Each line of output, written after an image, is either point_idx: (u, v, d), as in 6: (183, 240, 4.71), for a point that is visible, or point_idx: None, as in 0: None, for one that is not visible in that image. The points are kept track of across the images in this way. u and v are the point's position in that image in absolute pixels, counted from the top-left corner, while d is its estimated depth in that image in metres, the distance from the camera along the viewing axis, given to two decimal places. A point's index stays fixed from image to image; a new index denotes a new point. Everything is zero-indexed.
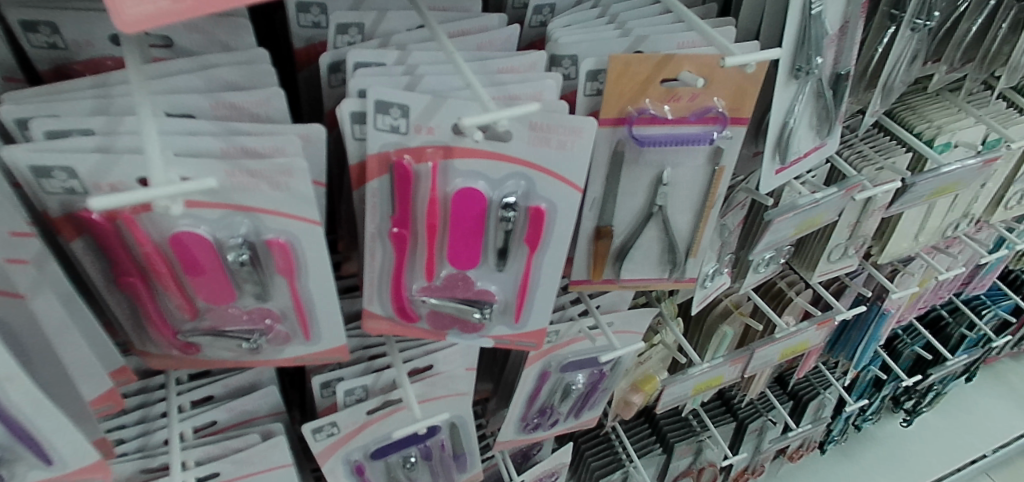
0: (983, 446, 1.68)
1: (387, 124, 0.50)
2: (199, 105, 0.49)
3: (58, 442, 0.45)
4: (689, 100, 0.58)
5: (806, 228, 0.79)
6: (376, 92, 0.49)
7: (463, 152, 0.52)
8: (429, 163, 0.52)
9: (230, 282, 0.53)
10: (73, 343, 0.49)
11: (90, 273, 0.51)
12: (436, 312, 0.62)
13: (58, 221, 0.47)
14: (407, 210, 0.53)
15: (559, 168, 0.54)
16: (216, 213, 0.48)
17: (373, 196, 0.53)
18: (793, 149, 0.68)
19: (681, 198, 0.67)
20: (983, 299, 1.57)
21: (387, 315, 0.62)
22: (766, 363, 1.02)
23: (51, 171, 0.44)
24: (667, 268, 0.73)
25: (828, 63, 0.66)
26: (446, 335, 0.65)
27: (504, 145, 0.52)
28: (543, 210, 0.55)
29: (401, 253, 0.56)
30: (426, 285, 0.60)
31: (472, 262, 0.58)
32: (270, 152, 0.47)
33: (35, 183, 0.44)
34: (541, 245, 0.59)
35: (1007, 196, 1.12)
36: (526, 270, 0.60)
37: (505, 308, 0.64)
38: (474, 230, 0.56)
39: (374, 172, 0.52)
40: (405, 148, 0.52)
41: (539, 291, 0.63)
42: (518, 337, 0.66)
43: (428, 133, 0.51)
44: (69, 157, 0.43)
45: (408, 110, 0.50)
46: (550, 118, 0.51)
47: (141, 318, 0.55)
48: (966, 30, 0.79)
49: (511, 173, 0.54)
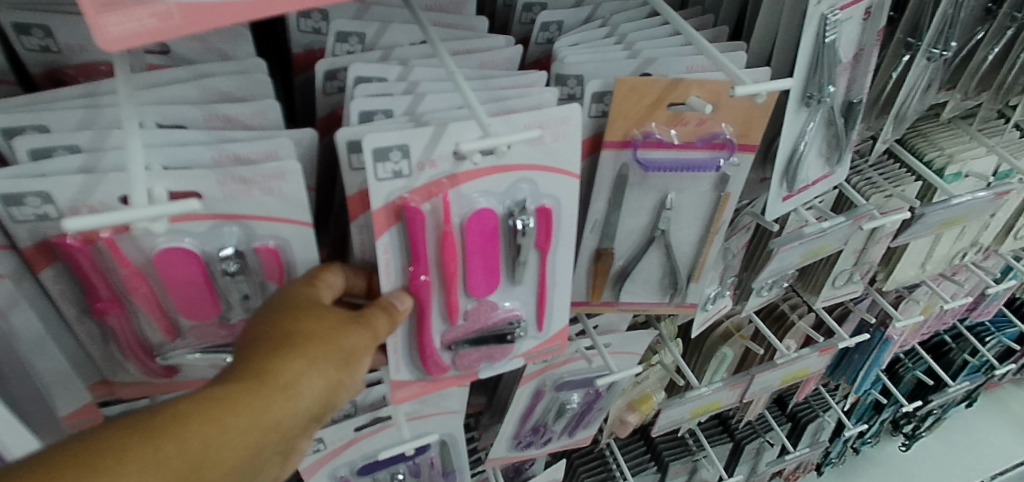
0: (981, 473, 1.66)
1: (389, 171, 0.48)
2: (192, 117, 0.48)
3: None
4: (696, 124, 0.57)
5: (811, 257, 0.76)
6: (371, 141, 0.46)
7: (468, 176, 0.51)
8: (435, 197, 0.51)
9: (215, 294, 0.51)
10: (50, 359, 0.50)
11: (63, 302, 0.49)
12: (464, 355, 0.60)
13: (29, 252, 0.45)
14: (423, 254, 0.52)
15: (561, 162, 0.53)
16: (203, 225, 0.47)
17: (385, 251, 0.52)
18: (801, 176, 0.66)
19: (684, 222, 0.65)
20: (988, 326, 1.57)
21: (415, 378, 0.61)
22: (765, 388, 0.99)
23: (24, 197, 0.42)
24: (668, 293, 0.72)
25: (841, 91, 0.64)
26: (478, 373, 0.63)
27: (505, 156, 0.51)
28: (548, 208, 0.54)
29: (425, 304, 0.54)
30: (449, 328, 0.59)
31: (492, 285, 0.57)
32: (263, 158, 0.47)
33: (5, 212, 0.43)
34: (553, 246, 0.58)
35: (1018, 226, 1.10)
36: (542, 273, 0.59)
37: (527, 321, 0.62)
38: (488, 250, 0.55)
39: (383, 226, 0.50)
40: (409, 189, 0.50)
41: (558, 291, 0.62)
42: (544, 345, 0.65)
43: (431, 167, 0.49)
44: (48, 181, 0.42)
45: (408, 150, 0.48)
46: (541, 113, 0.50)
47: (113, 349, 0.53)
48: (983, 57, 0.77)
49: (514, 180, 0.53)
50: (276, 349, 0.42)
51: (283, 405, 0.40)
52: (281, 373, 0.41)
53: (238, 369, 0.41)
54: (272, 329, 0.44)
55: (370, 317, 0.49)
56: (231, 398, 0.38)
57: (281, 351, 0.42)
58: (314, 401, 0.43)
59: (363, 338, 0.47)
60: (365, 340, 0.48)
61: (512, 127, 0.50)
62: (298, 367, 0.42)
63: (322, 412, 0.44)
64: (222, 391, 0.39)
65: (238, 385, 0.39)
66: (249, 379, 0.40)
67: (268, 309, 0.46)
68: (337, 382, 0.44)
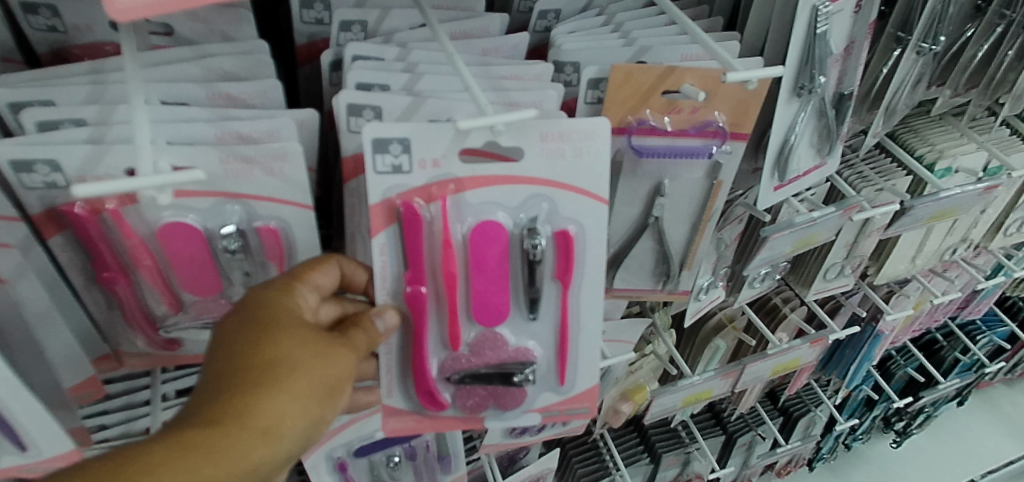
0: (970, 471, 1.69)
1: (388, 164, 0.50)
2: (196, 95, 0.49)
3: (23, 417, 0.46)
4: (689, 112, 0.58)
5: (801, 247, 0.75)
6: (374, 132, 0.48)
7: (473, 183, 0.52)
8: (437, 200, 0.52)
9: (217, 270, 0.52)
10: (56, 331, 0.51)
11: (70, 269, 0.50)
12: (464, 390, 0.62)
13: (39, 218, 0.46)
14: (420, 265, 0.54)
15: (580, 181, 0.54)
16: (206, 202, 0.48)
17: (381, 252, 0.53)
18: (791, 167, 0.68)
19: (677, 211, 0.66)
20: (979, 325, 1.60)
21: (410, 408, 0.62)
22: (757, 379, 0.99)
23: (33, 164, 0.44)
24: (660, 280, 0.73)
25: (832, 82, 0.65)
26: (483, 421, 0.64)
27: (519, 166, 0.52)
28: (569, 232, 0.55)
29: (419, 316, 0.56)
30: (451, 355, 0.60)
31: (501, 315, 0.59)
32: (265, 138, 0.48)
33: (15, 178, 0.44)
34: (575, 281, 0.59)
35: (1007, 223, 1.11)
36: (565, 311, 0.60)
37: (547, 368, 0.63)
38: (497, 268, 0.56)
39: (381, 225, 0.52)
40: (414, 190, 0.52)
41: (582, 341, 0.62)
42: (566, 404, 0.65)
43: (431, 166, 0.51)
44: (57, 149, 0.43)
45: (408, 145, 0.50)
46: (561, 124, 0.51)
47: (117, 319, 0.54)
48: (972, 55, 0.79)
49: (530, 196, 0.54)
50: (264, 381, 0.42)
51: (268, 445, 0.41)
52: (265, 408, 0.41)
53: (219, 401, 0.40)
54: (253, 353, 0.43)
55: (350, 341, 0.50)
56: (214, 441, 0.38)
57: (267, 382, 0.42)
58: (298, 434, 0.43)
59: (346, 364, 0.48)
60: (348, 367, 0.48)
61: (523, 132, 0.51)
62: (283, 402, 0.42)
63: (305, 441, 0.44)
64: (203, 431, 0.38)
65: (218, 422, 0.39)
66: (231, 415, 0.40)
67: (245, 319, 0.45)
68: (321, 415, 0.45)
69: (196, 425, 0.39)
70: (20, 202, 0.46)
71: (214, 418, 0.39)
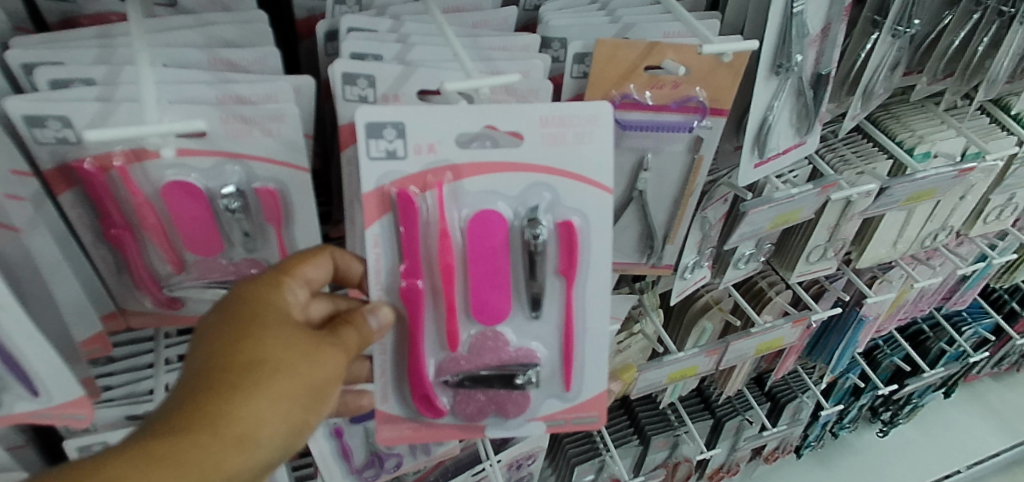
0: (957, 462, 1.72)
1: (382, 148, 0.52)
2: (197, 60, 0.52)
3: (35, 361, 0.49)
4: (671, 87, 0.61)
5: (781, 223, 0.78)
6: (367, 116, 0.51)
7: (472, 170, 0.54)
8: (433, 188, 0.54)
9: (218, 230, 0.55)
10: (67, 282, 0.53)
11: (80, 225, 0.53)
12: (463, 395, 0.63)
13: (50, 174, 0.49)
14: (414, 256, 0.56)
15: (583, 168, 0.55)
16: (207, 162, 0.51)
17: (375, 243, 0.55)
18: (770, 144, 0.70)
19: (660, 185, 0.69)
20: (964, 316, 1.63)
21: (406, 415, 0.64)
22: (741, 357, 1.02)
23: (45, 120, 0.46)
24: (645, 253, 0.75)
25: (809, 62, 0.68)
26: (484, 430, 0.65)
27: (521, 150, 0.54)
28: (572, 223, 0.57)
29: (415, 311, 0.57)
30: (449, 355, 0.62)
31: (501, 312, 0.60)
32: (263, 100, 0.50)
33: (28, 133, 0.47)
34: (580, 276, 0.60)
35: (987, 211, 1.14)
36: (569, 307, 0.61)
37: (551, 370, 0.63)
38: (497, 260, 0.57)
39: (374, 215, 0.54)
40: (407, 177, 0.54)
41: (586, 339, 0.62)
42: (572, 413, 0.65)
43: (428, 150, 0.53)
44: (68, 105, 0.46)
45: (402, 128, 0.52)
46: (561, 109, 0.53)
47: (124, 275, 0.57)
48: (949, 42, 0.81)
49: (532, 184, 0.56)
50: (241, 384, 0.43)
51: (241, 452, 0.42)
52: (242, 411, 0.42)
53: (196, 400, 0.42)
54: (233, 353, 0.45)
55: (335, 343, 0.50)
56: (186, 446, 0.40)
57: (244, 386, 0.43)
58: (280, 435, 0.45)
59: (330, 367, 0.49)
60: (333, 370, 0.49)
61: (521, 116, 0.53)
62: (262, 403, 0.43)
63: (290, 442, 0.46)
64: (176, 437, 0.40)
65: (194, 425, 0.40)
66: (208, 417, 0.41)
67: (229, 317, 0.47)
68: (301, 419, 0.46)
69: (172, 426, 0.40)
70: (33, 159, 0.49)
71: (190, 420, 0.41)
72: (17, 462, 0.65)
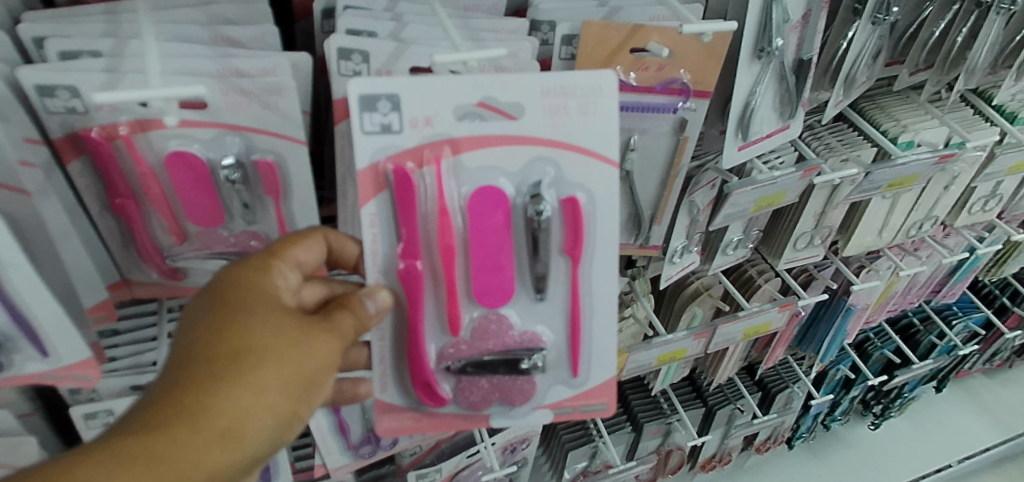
0: (948, 457, 1.74)
1: (377, 122, 0.54)
2: (199, 36, 0.56)
3: (44, 322, 0.53)
4: (656, 70, 0.63)
5: (767, 205, 0.80)
6: (360, 88, 0.52)
7: (469, 143, 0.56)
8: (431, 164, 0.55)
9: (218, 201, 0.57)
10: (74, 249, 0.56)
11: (87, 194, 0.56)
12: (466, 382, 0.63)
13: (59, 142, 0.52)
14: (413, 236, 0.57)
15: (584, 141, 0.56)
16: (208, 133, 0.54)
17: (370, 223, 0.57)
18: (753, 128, 0.73)
19: (647, 166, 0.72)
20: (955, 310, 1.65)
21: (406, 405, 0.65)
22: (729, 341, 1.04)
23: (55, 89, 0.50)
24: (633, 234, 0.78)
25: (791, 47, 0.71)
26: (490, 420, 0.66)
27: (520, 123, 0.55)
28: (577, 199, 0.58)
29: (415, 293, 0.58)
30: (451, 341, 0.63)
31: (504, 296, 0.61)
32: (261, 74, 0.53)
33: (39, 102, 0.50)
34: (586, 256, 0.61)
35: (972, 201, 1.17)
36: (575, 289, 0.62)
37: (560, 360, 0.65)
38: (500, 238, 0.59)
39: (370, 194, 0.56)
40: (405, 152, 0.55)
41: (596, 324, 0.63)
42: (580, 401, 0.66)
43: (426, 124, 0.54)
44: (77, 75, 0.50)
45: (397, 102, 0.53)
46: (563, 80, 0.55)
47: (130, 245, 0.60)
48: (930, 32, 0.84)
49: (535, 158, 0.57)
50: (224, 375, 0.44)
51: (224, 444, 0.43)
52: (224, 402, 0.44)
53: (180, 391, 0.43)
54: (215, 344, 0.46)
55: (324, 333, 0.52)
56: (171, 438, 0.41)
57: (227, 378, 0.44)
58: (263, 427, 0.46)
59: (317, 358, 0.50)
60: (320, 360, 0.50)
61: (523, 89, 0.55)
62: (243, 393, 0.45)
63: (279, 431, 0.48)
64: (161, 426, 0.41)
65: (175, 417, 0.42)
66: (190, 409, 0.42)
67: (211, 307, 0.48)
68: (284, 411, 0.47)
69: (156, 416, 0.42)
70: (43, 128, 0.52)
71: (173, 411, 0.42)
72: (28, 428, 0.69)
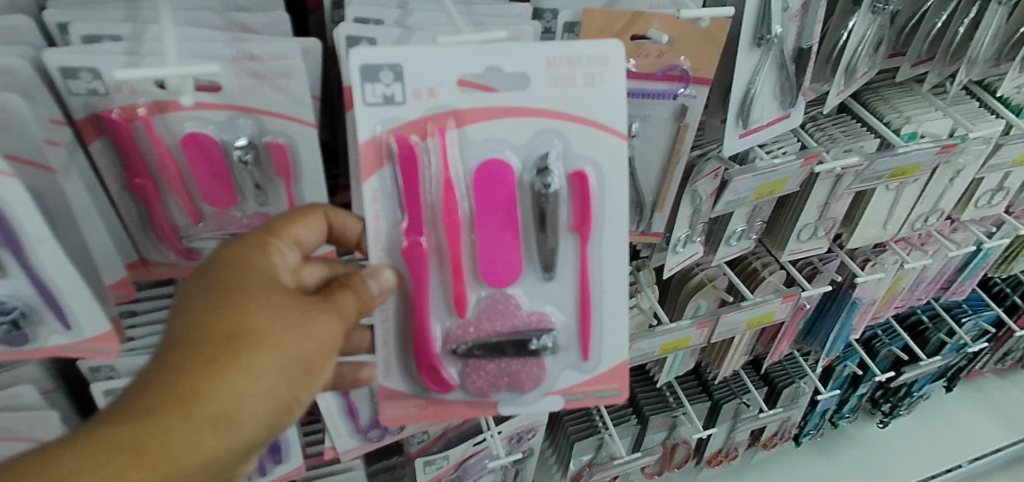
0: (959, 457, 1.73)
1: (380, 93, 0.56)
2: (214, 23, 0.59)
3: (68, 290, 0.56)
4: (656, 56, 0.65)
5: (767, 193, 0.82)
6: (361, 58, 0.54)
7: (472, 115, 0.57)
8: (434, 137, 0.57)
9: (231, 182, 0.60)
10: (96, 227, 0.59)
11: (107, 174, 0.58)
12: (472, 365, 0.65)
13: (82, 123, 0.55)
14: (417, 212, 0.59)
15: (591, 111, 0.58)
16: (222, 115, 0.57)
17: (374, 198, 0.58)
18: (754, 116, 0.74)
19: (648, 153, 0.73)
20: (965, 308, 1.65)
21: (411, 391, 0.66)
22: (732, 331, 1.05)
23: (78, 71, 0.53)
24: (635, 221, 0.79)
25: (791, 35, 0.72)
26: (498, 407, 0.68)
27: (525, 95, 0.57)
28: (585, 172, 0.60)
29: (418, 268, 0.60)
30: (457, 322, 0.64)
31: (512, 275, 0.62)
32: (273, 58, 0.56)
33: (63, 83, 0.53)
34: (595, 234, 0.63)
35: (978, 195, 1.17)
36: (584, 265, 0.63)
37: (571, 346, 0.66)
38: (506, 214, 0.60)
39: (370, 171, 0.58)
40: (407, 123, 0.57)
41: (605, 305, 0.65)
42: (592, 388, 0.67)
43: (429, 95, 0.56)
44: (99, 57, 0.52)
45: (399, 71, 0.55)
46: (571, 50, 0.57)
47: (147, 224, 0.62)
48: (932, 23, 0.84)
49: (543, 130, 0.59)
50: (218, 359, 0.46)
51: (216, 426, 0.45)
52: (215, 388, 0.45)
53: (175, 373, 0.45)
54: (211, 326, 0.47)
55: (323, 312, 0.53)
56: (163, 422, 0.43)
57: (220, 361, 0.46)
58: (258, 408, 0.48)
59: (315, 338, 0.51)
60: (318, 340, 0.51)
61: (529, 58, 0.56)
62: (237, 379, 0.46)
63: (277, 410, 0.50)
64: (155, 409, 0.43)
65: (169, 400, 0.44)
66: (183, 393, 0.44)
67: (211, 286, 0.49)
68: (280, 392, 0.49)
69: (152, 398, 0.44)
70: (67, 110, 0.55)
71: (166, 395, 0.44)
72: (50, 403, 0.72)
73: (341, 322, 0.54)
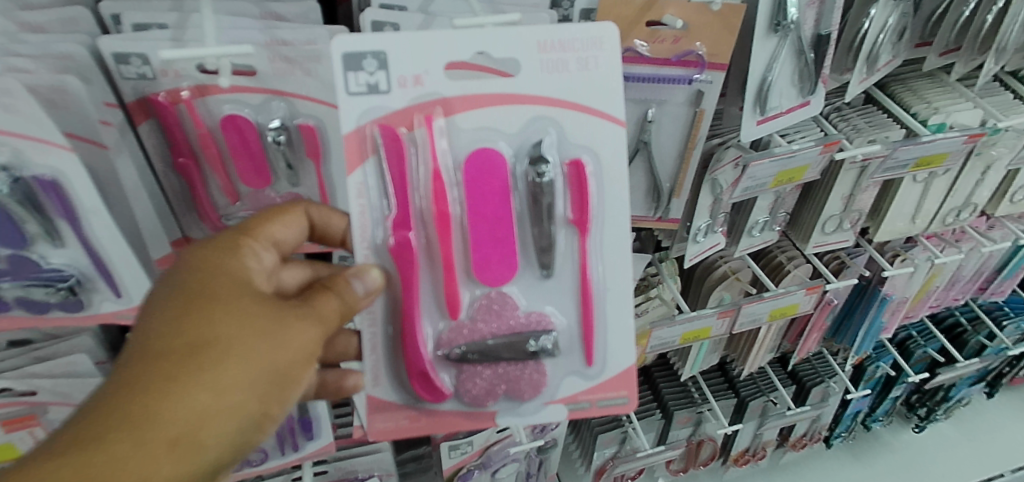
0: (1001, 465, 1.68)
1: (364, 81, 0.58)
2: (251, 12, 0.63)
3: (120, 265, 0.63)
4: (672, 42, 0.67)
5: (785, 180, 0.85)
6: (343, 46, 0.57)
7: (459, 103, 0.60)
8: (422, 127, 0.60)
9: (266, 163, 0.64)
10: (143, 203, 0.63)
11: (155, 155, 0.62)
12: (467, 372, 0.65)
13: (132, 105, 0.59)
14: (405, 206, 0.61)
15: (592, 93, 0.61)
16: (258, 98, 0.60)
17: (359, 192, 0.60)
18: (772, 102, 0.75)
19: (664, 139, 0.75)
20: (1006, 311, 1.59)
21: (403, 401, 0.66)
22: (755, 322, 1.06)
23: (129, 57, 0.57)
24: (653, 208, 0.81)
25: (808, 22, 0.73)
26: (496, 418, 0.67)
27: (513, 81, 0.59)
28: (581, 161, 0.62)
29: (408, 264, 0.62)
30: (450, 323, 0.65)
31: (507, 272, 0.64)
32: (303, 43, 0.59)
33: (115, 68, 0.57)
34: (593, 228, 0.64)
35: (1013, 190, 1.15)
36: (583, 260, 0.65)
37: (574, 349, 0.67)
38: (500, 203, 0.62)
39: (355, 163, 0.59)
40: (394, 112, 0.59)
41: (608, 303, 0.66)
42: (598, 396, 0.67)
43: (416, 81, 0.59)
44: (147, 43, 0.57)
45: (382, 57, 0.58)
46: (562, 35, 0.59)
47: (190, 203, 0.66)
48: (959, 13, 0.84)
49: (534, 118, 0.61)
50: (177, 375, 0.47)
51: (179, 442, 0.46)
52: (174, 405, 0.46)
53: (133, 391, 0.46)
54: (173, 340, 0.48)
55: (297, 319, 0.53)
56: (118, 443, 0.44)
57: (181, 378, 0.47)
58: (222, 422, 0.48)
59: (287, 346, 0.52)
60: (291, 347, 0.52)
61: (518, 45, 0.59)
62: (197, 396, 0.47)
63: (245, 424, 0.50)
64: (110, 430, 0.44)
65: (124, 421, 0.45)
66: (141, 413, 0.45)
67: (174, 297, 0.50)
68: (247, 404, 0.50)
69: (108, 419, 0.45)
70: (118, 93, 0.59)
71: (123, 415, 0.45)
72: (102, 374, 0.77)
73: (318, 328, 0.55)
